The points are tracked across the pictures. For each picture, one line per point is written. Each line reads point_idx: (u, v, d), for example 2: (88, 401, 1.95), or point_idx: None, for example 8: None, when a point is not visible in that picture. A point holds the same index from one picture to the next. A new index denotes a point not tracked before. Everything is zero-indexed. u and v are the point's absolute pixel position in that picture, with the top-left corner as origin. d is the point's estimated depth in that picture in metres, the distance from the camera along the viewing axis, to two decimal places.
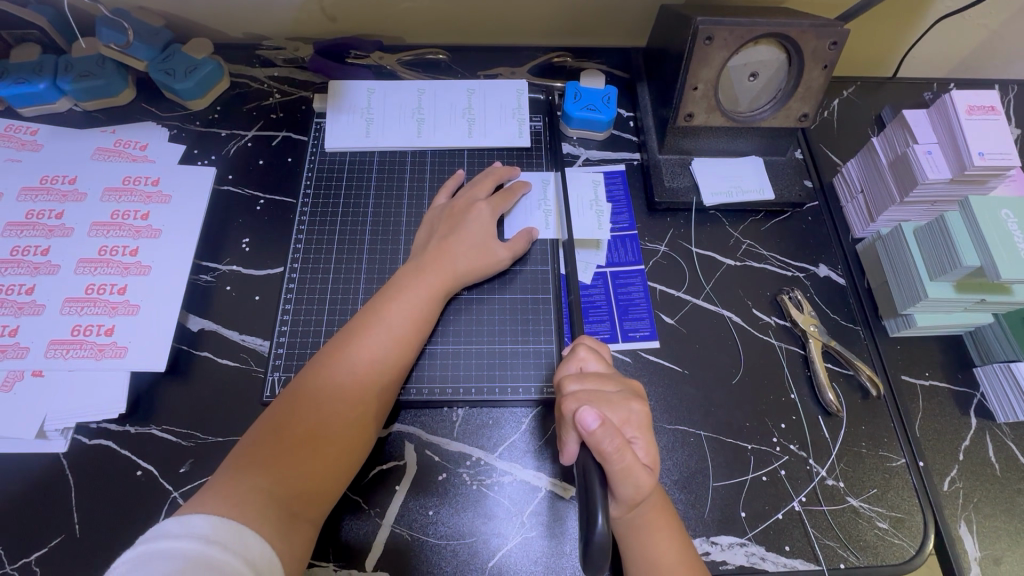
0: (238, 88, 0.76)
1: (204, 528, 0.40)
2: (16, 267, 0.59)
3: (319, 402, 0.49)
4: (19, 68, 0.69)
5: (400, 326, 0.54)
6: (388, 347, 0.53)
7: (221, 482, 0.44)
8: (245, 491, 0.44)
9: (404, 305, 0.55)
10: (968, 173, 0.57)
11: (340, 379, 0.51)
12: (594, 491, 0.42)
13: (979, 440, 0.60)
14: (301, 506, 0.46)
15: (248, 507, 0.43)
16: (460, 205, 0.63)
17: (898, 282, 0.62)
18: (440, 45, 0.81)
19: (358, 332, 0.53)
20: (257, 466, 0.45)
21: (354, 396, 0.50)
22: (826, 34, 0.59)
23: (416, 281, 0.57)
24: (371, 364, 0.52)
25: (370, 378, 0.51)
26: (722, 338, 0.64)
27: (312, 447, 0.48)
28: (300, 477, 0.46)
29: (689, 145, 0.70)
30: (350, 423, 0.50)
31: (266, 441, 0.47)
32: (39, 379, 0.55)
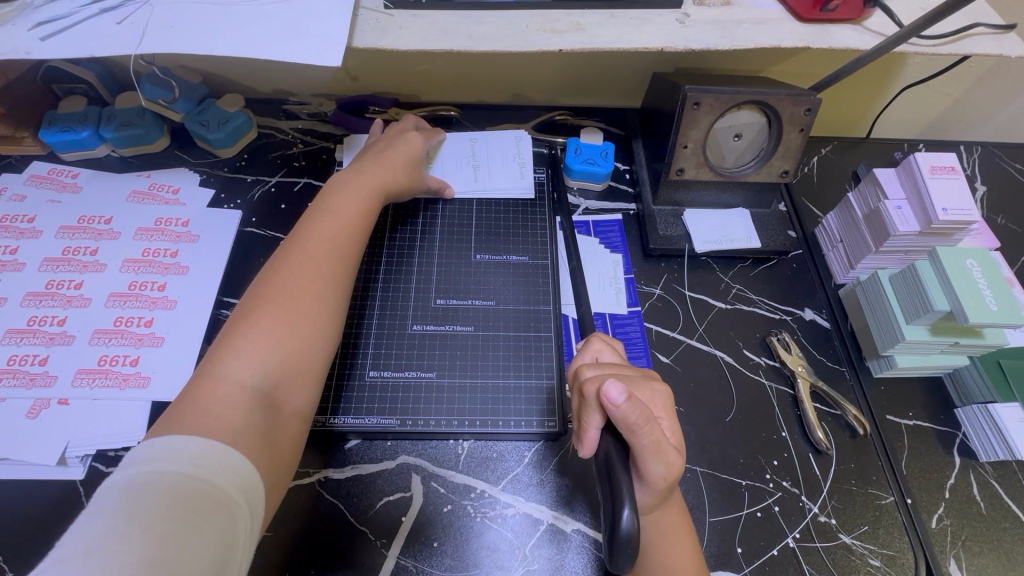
0: (264, 138, 0.82)
1: (177, 453, 0.38)
2: (50, 300, 0.63)
3: (270, 306, 0.49)
4: (66, 117, 0.76)
5: (341, 232, 0.56)
6: (335, 235, 0.56)
7: (179, 409, 0.43)
8: (211, 405, 0.43)
9: (349, 196, 0.60)
10: (934, 227, 0.62)
11: (285, 282, 0.51)
12: (621, 481, 0.39)
13: (964, 479, 0.63)
14: (277, 414, 0.46)
15: (216, 418, 0.42)
16: (392, 132, 0.71)
17: (879, 326, 0.66)
18: (453, 103, 0.88)
19: (298, 242, 0.54)
20: (222, 380, 0.44)
21: (304, 298, 0.51)
22: (801, 102, 0.66)
23: (354, 184, 0.62)
24: (319, 265, 0.53)
25: (318, 283, 0.52)
26: (715, 377, 0.67)
27: (282, 357, 0.47)
28: (274, 383, 0.46)
29: (681, 197, 0.76)
30: (313, 321, 0.50)
31: (226, 356, 0.46)
32: (65, 406, 0.57)
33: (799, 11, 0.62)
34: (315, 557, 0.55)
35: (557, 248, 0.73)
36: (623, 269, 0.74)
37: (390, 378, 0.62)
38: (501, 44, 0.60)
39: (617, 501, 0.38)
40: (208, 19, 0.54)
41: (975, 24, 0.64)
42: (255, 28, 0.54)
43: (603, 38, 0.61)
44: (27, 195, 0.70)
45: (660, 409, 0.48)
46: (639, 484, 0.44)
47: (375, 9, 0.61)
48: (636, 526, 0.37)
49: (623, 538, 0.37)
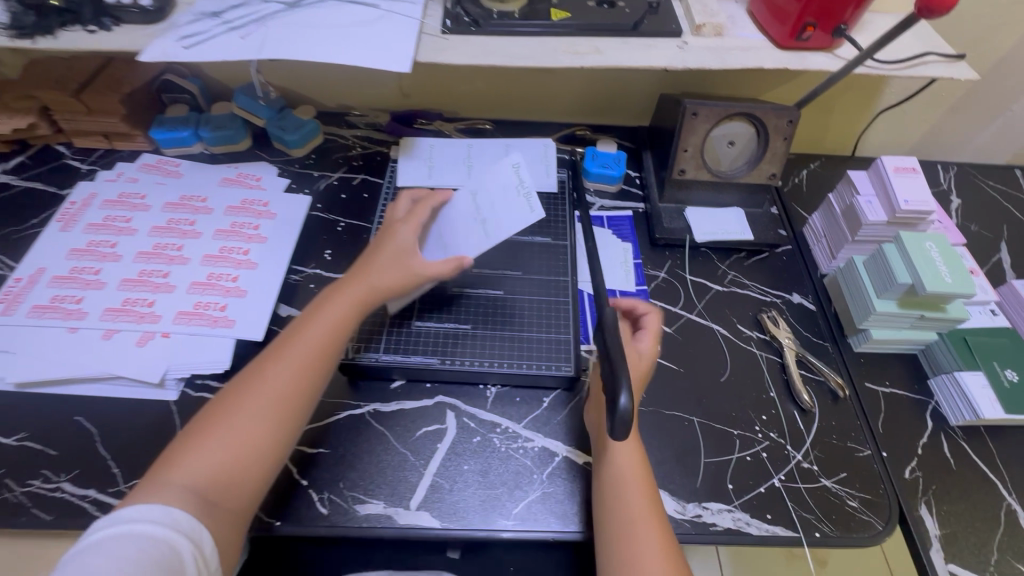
0: (329, 142, 0.98)
1: (135, 513, 0.48)
2: (156, 257, 0.76)
3: (237, 410, 0.56)
4: (171, 120, 0.92)
5: (314, 341, 0.62)
6: (313, 343, 0.62)
7: (155, 468, 0.53)
8: (173, 475, 0.51)
9: (334, 303, 0.65)
10: (899, 216, 0.73)
11: (255, 391, 0.57)
12: (621, 377, 0.49)
13: (936, 439, 0.70)
14: (225, 497, 0.53)
15: (178, 497, 0.50)
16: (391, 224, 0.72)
17: (855, 303, 0.75)
18: (489, 118, 1.03)
19: (274, 351, 0.61)
20: (188, 452, 0.53)
21: (268, 406, 0.57)
22: (783, 114, 0.78)
23: (342, 290, 0.66)
24: (289, 372, 0.59)
25: (281, 396, 0.58)
26: (711, 345, 0.77)
27: (241, 447, 0.55)
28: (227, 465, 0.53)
29: (683, 196, 0.88)
30: (272, 420, 0.57)
31: (198, 432, 0.55)
32: (167, 339, 0.70)
33: (779, 40, 0.76)
34: (366, 471, 0.64)
35: (576, 233, 0.85)
36: (632, 255, 0.85)
37: (432, 327, 0.73)
38: (534, 61, 0.74)
39: (617, 389, 0.48)
40: (309, 37, 0.69)
41: (928, 53, 0.76)
42: (343, 44, 0.69)
43: (616, 58, 0.75)
44: (139, 179, 0.86)
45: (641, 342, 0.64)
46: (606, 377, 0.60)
47: (433, 34, 0.76)
48: (631, 408, 0.47)
49: (620, 415, 0.47)
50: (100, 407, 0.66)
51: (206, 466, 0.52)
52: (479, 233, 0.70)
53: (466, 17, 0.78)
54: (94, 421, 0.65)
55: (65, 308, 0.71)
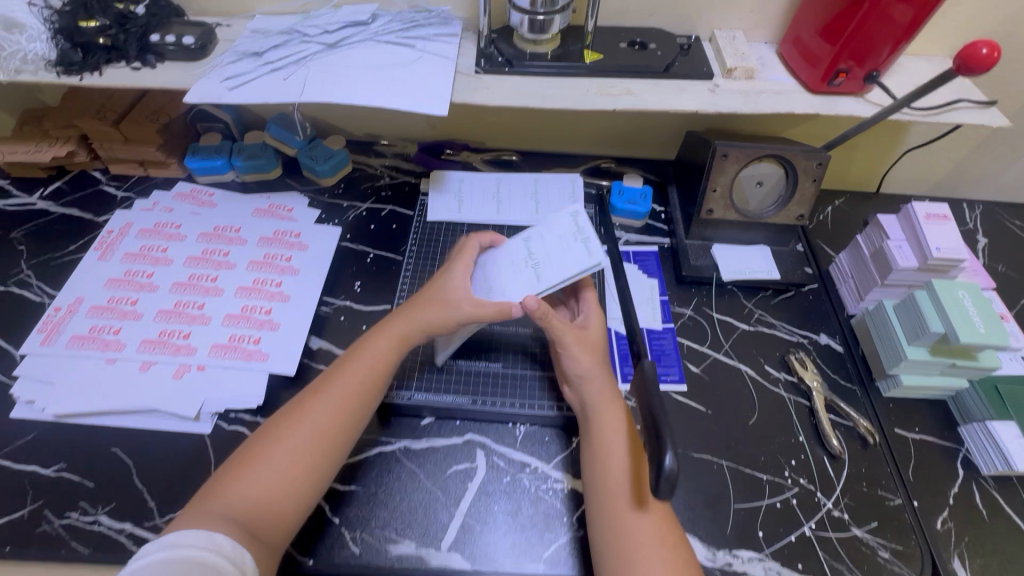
0: (357, 172, 0.99)
1: (181, 538, 0.48)
2: (192, 288, 0.77)
3: (280, 444, 0.57)
4: (205, 149, 0.94)
5: (358, 374, 0.63)
6: (355, 376, 0.63)
7: (200, 496, 0.54)
8: (218, 507, 0.53)
9: (378, 336, 0.67)
10: (930, 263, 0.73)
11: (302, 427, 0.59)
12: (665, 432, 0.48)
13: (967, 488, 0.70)
14: (264, 530, 0.53)
15: (220, 524, 0.50)
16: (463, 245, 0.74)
17: (886, 348, 0.75)
18: (515, 150, 1.05)
19: (322, 386, 0.63)
20: (234, 483, 0.55)
21: (314, 442, 0.58)
22: (813, 157, 0.79)
23: (386, 325, 0.68)
24: (333, 406, 0.61)
25: (327, 435, 0.59)
26: (739, 386, 0.77)
27: (286, 473, 0.56)
28: (270, 498, 0.55)
29: (709, 233, 0.88)
30: (314, 452, 0.58)
31: (244, 463, 0.56)
32: (202, 372, 0.70)
33: (811, 84, 0.77)
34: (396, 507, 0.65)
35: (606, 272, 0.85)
36: (659, 292, 0.86)
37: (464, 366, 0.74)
38: (567, 103, 0.75)
39: (661, 448, 0.47)
40: (350, 79, 0.71)
41: (959, 99, 0.77)
42: (383, 86, 0.71)
43: (648, 101, 0.76)
44: (173, 207, 0.87)
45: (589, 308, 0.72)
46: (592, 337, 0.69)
47: (468, 74, 0.77)
48: (676, 468, 0.46)
49: (666, 475, 0.46)
50: (135, 440, 0.67)
51: (248, 497, 0.54)
52: (528, 274, 0.68)
53: (500, 57, 0.79)
54: (130, 454, 0.66)
55: (103, 340, 0.72)
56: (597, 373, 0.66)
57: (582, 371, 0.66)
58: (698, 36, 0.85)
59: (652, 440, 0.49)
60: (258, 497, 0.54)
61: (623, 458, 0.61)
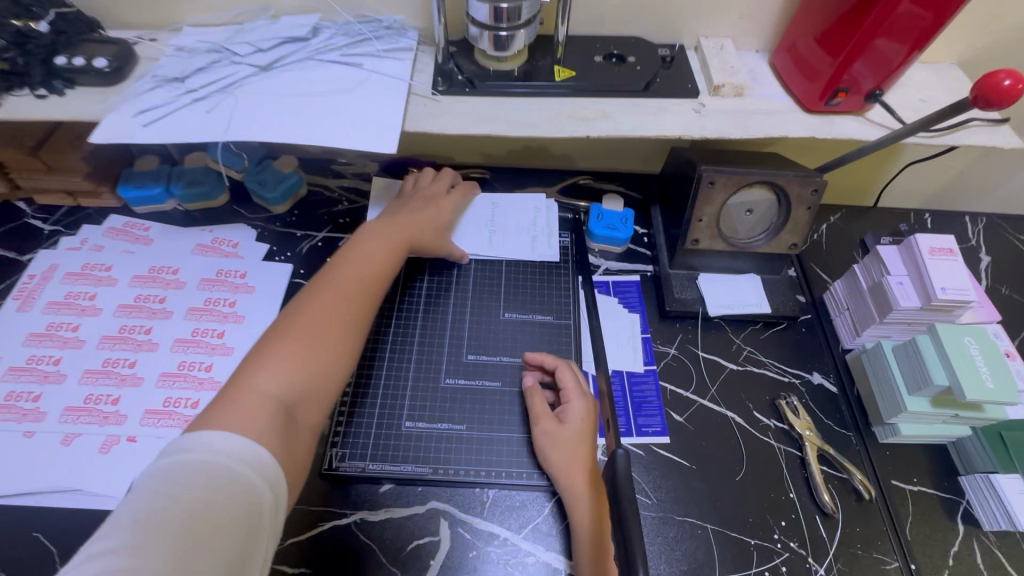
0: (313, 195, 0.91)
1: (213, 439, 0.43)
2: (123, 343, 0.70)
3: (303, 316, 0.56)
4: (141, 175, 0.85)
5: (366, 272, 0.63)
6: (362, 269, 0.63)
7: (223, 393, 0.48)
8: (249, 397, 0.48)
9: (379, 241, 0.68)
10: (934, 304, 0.67)
11: (328, 289, 0.59)
12: None
13: (968, 547, 0.65)
14: (302, 406, 0.51)
15: (248, 410, 0.47)
16: (427, 193, 0.78)
17: (883, 394, 0.70)
18: (484, 166, 0.96)
19: (332, 268, 0.62)
20: (267, 362, 0.51)
21: (338, 311, 0.57)
22: (808, 183, 0.71)
23: (387, 231, 0.69)
24: (350, 285, 0.60)
25: (352, 295, 0.60)
26: (725, 437, 0.71)
27: (334, 298, 0.58)
28: (313, 340, 0.54)
29: (695, 262, 0.82)
30: (336, 317, 0.57)
31: (282, 329, 0.54)
32: (132, 444, 0.63)
33: (807, 103, 0.69)
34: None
35: (582, 311, 0.79)
36: (640, 329, 0.79)
37: (424, 429, 0.68)
38: (536, 129, 0.67)
39: None
40: (285, 110, 0.62)
41: (970, 118, 0.69)
42: (325, 116, 0.62)
43: (626, 125, 0.68)
44: (104, 246, 0.79)
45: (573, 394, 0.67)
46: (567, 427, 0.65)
47: (424, 95, 0.68)
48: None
49: None
50: (56, 524, 0.60)
51: (279, 380, 0.50)
52: (483, 239, 0.83)
53: (460, 75, 0.70)
54: (51, 539, 0.59)
55: (20, 408, 0.65)
56: (570, 468, 0.62)
57: (555, 467, 0.63)
58: (681, 45, 0.77)
59: None
60: (293, 381, 0.51)
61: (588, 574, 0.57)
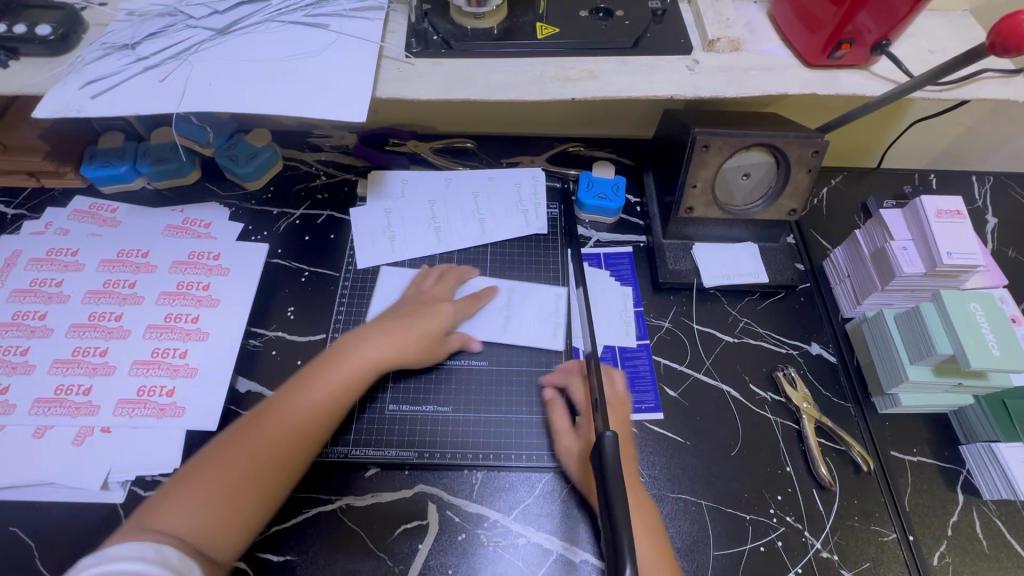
0: (288, 170, 0.86)
1: (123, 547, 0.45)
2: (93, 331, 0.67)
3: (245, 440, 0.55)
4: (105, 153, 0.80)
5: (330, 383, 0.60)
6: (320, 395, 0.59)
7: (166, 491, 0.52)
8: (160, 522, 0.50)
9: (360, 353, 0.62)
10: (939, 269, 0.65)
11: (277, 412, 0.57)
12: (623, 541, 0.44)
13: (967, 516, 0.64)
14: (213, 537, 0.50)
15: (174, 522, 0.50)
16: (428, 297, 0.70)
17: (883, 364, 0.68)
18: (468, 135, 0.91)
19: (304, 379, 0.60)
20: (194, 486, 0.52)
21: (271, 435, 0.56)
22: (809, 144, 0.67)
23: (370, 336, 0.64)
24: (307, 408, 0.58)
25: (300, 427, 0.57)
26: (721, 411, 0.69)
27: (268, 442, 0.55)
28: (237, 477, 0.53)
29: (690, 231, 0.78)
30: (271, 453, 0.55)
31: (219, 452, 0.54)
32: (107, 435, 0.62)
33: (808, 57, 0.64)
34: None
35: (571, 283, 0.76)
36: (632, 302, 0.76)
37: (408, 412, 0.66)
38: (517, 93, 0.62)
39: (620, 560, 0.43)
40: (245, 76, 0.57)
41: (983, 69, 0.65)
42: (289, 83, 0.58)
43: (614, 86, 0.63)
44: (70, 229, 0.75)
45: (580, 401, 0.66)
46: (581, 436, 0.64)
47: (396, 58, 0.63)
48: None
49: None
50: (36, 517, 0.59)
51: (188, 519, 0.50)
52: (473, 227, 0.79)
53: (435, 36, 0.65)
54: (32, 533, 0.58)
55: None
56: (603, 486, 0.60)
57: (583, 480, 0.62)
58: None
59: (610, 544, 0.45)
60: (205, 517, 0.51)
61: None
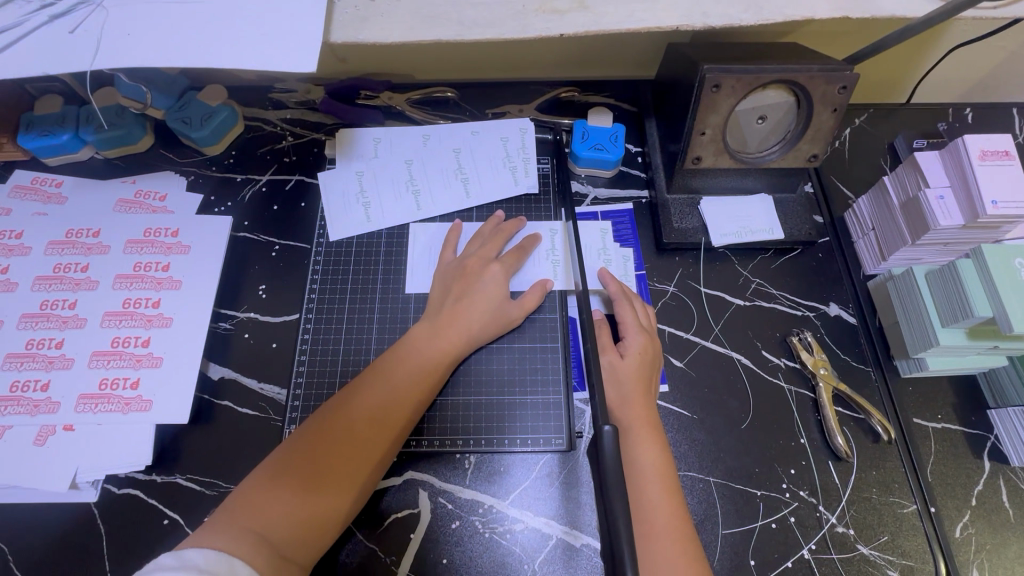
0: (250, 132, 0.78)
1: (197, 555, 0.41)
2: (46, 321, 0.62)
3: (331, 442, 0.52)
4: (42, 119, 0.71)
5: (406, 382, 0.56)
6: (395, 395, 0.55)
7: (246, 492, 0.49)
8: (246, 525, 0.46)
9: (419, 352, 0.58)
10: (981, 220, 0.57)
11: (360, 414, 0.54)
12: (622, 547, 0.39)
13: (993, 485, 0.60)
14: (294, 549, 0.47)
15: (247, 535, 0.45)
16: (473, 264, 0.64)
17: (910, 326, 0.62)
18: (450, 83, 0.81)
19: (370, 379, 0.56)
20: (273, 489, 0.49)
21: (370, 438, 0.53)
22: (836, 79, 0.58)
23: (433, 332, 0.59)
24: (377, 407, 0.54)
25: (378, 428, 0.54)
26: (732, 381, 0.64)
27: (346, 443, 0.52)
28: (323, 483, 0.50)
29: (698, 184, 0.70)
30: (350, 459, 0.52)
31: (305, 452, 0.51)
32: (70, 433, 0.58)
33: None
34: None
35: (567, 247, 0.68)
36: (634, 265, 0.69)
37: None
38: (495, 32, 0.53)
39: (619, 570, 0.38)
40: (173, 22, 0.48)
41: None
42: (224, 29, 0.49)
43: (610, 18, 0.53)
44: (11, 208, 0.68)
45: (640, 344, 0.60)
46: (627, 383, 0.58)
47: None
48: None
49: None
50: (5, 521, 0.56)
51: (279, 523, 0.47)
52: (457, 189, 0.71)
53: None
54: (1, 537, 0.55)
55: None
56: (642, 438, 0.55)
57: (627, 421, 0.56)
58: None
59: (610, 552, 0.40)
60: (276, 523, 0.47)
61: (660, 539, 0.50)
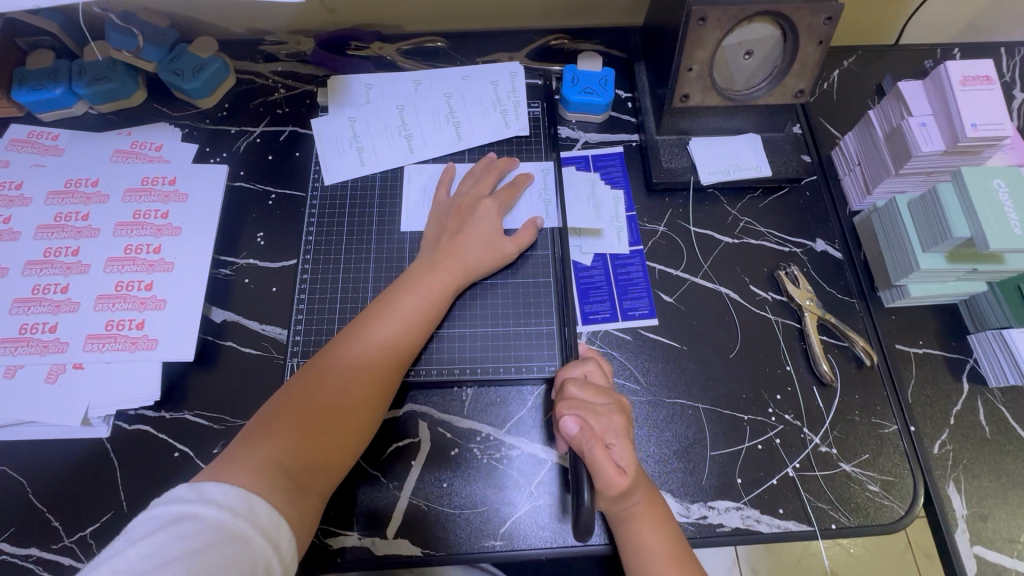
0: (243, 85, 0.78)
1: (217, 490, 0.43)
2: (50, 268, 0.63)
3: (338, 376, 0.54)
4: (35, 74, 0.71)
5: (408, 316, 0.58)
6: (398, 330, 0.57)
7: (258, 426, 0.50)
8: (261, 456, 0.48)
9: (420, 288, 0.60)
10: (961, 145, 0.59)
11: (365, 348, 0.55)
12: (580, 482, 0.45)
13: (971, 405, 0.62)
14: (310, 477, 0.50)
15: (263, 464, 0.47)
16: (466, 203, 0.65)
17: (893, 254, 0.63)
18: (440, 32, 0.81)
19: (374, 315, 0.58)
20: (284, 421, 0.51)
21: (376, 371, 0.55)
22: (821, 10, 0.59)
23: (432, 269, 0.61)
24: (382, 342, 0.56)
25: (383, 360, 0.56)
26: (721, 315, 0.66)
27: (353, 376, 0.54)
28: (335, 414, 0.52)
29: (687, 125, 0.71)
30: (358, 391, 0.54)
31: (313, 385, 0.53)
32: (81, 370, 0.60)
33: None
34: (344, 516, 0.57)
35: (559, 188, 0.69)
36: (624, 206, 0.71)
37: None
38: None
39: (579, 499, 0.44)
40: None
41: None
42: None
43: None
44: (10, 160, 0.69)
45: None
46: None
47: None
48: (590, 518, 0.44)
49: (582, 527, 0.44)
50: (22, 455, 0.58)
51: (293, 452, 0.49)
52: (449, 134, 0.72)
53: None
54: (19, 470, 0.58)
55: None
56: None
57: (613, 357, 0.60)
58: None
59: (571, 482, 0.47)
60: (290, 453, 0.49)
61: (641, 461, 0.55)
